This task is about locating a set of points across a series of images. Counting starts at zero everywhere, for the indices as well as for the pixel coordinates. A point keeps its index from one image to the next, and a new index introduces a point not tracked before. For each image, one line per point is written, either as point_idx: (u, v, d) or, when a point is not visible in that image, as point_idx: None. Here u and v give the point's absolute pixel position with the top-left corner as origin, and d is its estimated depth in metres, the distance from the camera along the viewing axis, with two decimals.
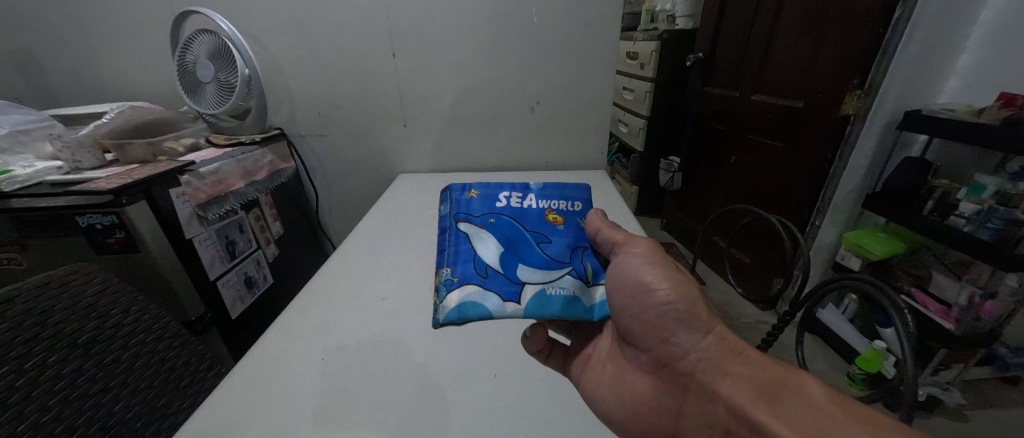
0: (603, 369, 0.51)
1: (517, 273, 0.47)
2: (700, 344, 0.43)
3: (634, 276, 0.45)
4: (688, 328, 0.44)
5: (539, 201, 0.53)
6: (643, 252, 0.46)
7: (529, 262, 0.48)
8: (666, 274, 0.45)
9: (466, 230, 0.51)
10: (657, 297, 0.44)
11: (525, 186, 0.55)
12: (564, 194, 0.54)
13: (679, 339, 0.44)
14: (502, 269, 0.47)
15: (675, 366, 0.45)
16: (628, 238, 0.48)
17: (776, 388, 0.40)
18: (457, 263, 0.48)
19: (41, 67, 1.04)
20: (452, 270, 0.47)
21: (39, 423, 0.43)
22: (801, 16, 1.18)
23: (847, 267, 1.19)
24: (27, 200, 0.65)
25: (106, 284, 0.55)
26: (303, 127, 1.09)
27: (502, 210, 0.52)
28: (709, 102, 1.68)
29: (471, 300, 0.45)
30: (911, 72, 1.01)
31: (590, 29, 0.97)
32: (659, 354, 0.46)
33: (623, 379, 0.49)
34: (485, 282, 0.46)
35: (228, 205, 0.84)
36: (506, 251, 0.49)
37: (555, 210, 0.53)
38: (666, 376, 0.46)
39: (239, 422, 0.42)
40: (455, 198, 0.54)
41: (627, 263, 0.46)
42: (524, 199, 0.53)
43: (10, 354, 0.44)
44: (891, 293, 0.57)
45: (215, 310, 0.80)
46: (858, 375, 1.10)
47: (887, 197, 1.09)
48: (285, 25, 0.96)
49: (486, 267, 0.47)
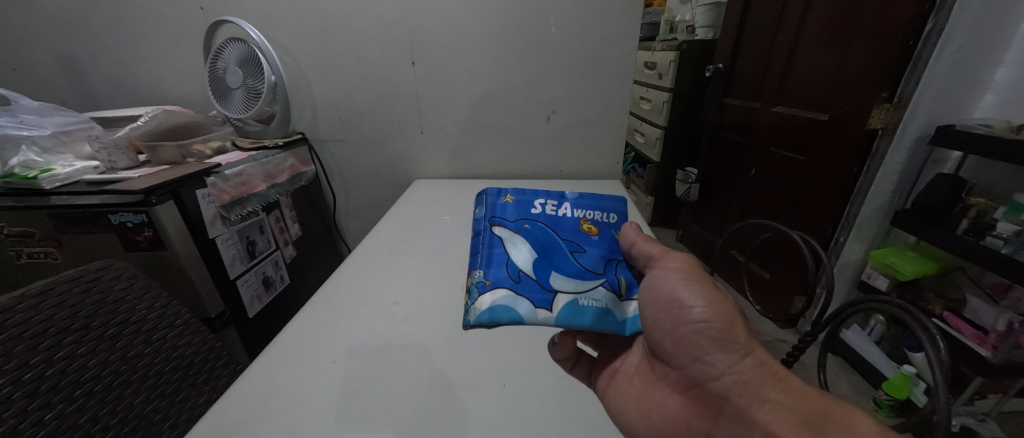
0: (630, 384, 0.49)
1: (549, 279, 0.47)
2: (737, 366, 0.41)
3: (669, 292, 0.44)
4: (724, 349, 0.42)
5: (573, 210, 0.53)
6: (677, 269, 0.45)
7: (562, 270, 0.48)
8: (704, 292, 0.43)
9: (500, 234, 0.52)
10: (691, 314, 0.43)
11: (561, 195, 0.55)
12: (601, 205, 0.54)
13: (712, 358, 0.42)
14: (535, 275, 0.48)
15: (707, 387, 0.43)
16: (664, 252, 0.46)
17: (821, 422, 0.36)
18: (490, 266, 0.49)
19: (84, 72, 1.10)
20: (486, 273, 0.49)
21: (65, 413, 0.45)
22: (826, 27, 1.15)
23: (874, 286, 1.15)
24: (66, 198, 0.69)
25: (133, 281, 0.57)
26: (324, 133, 1.13)
27: (539, 217, 0.53)
28: (728, 113, 1.66)
29: (502, 305, 0.46)
30: (944, 85, 0.97)
31: (608, 39, 0.97)
32: (690, 373, 0.44)
33: (652, 395, 0.48)
34: (517, 286, 0.47)
35: (250, 206, 0.86)
36: (538, 257, 0.49)
37: (590, 220, 0.53)
38: (697, 396, 0.44)
39: (251, 422, 0.43)
40: (491, 202, 0.55)
41: (663, 278, 0.45)
42: (559, 207, 0.54)
43: (42, 345, 0.46)
44: (918, 315, 0.53)
45: (233, 308, 0.83)
46: (885, 401, 1.06)
47: (917, 214, 1.04)
48: (311, 34, 1.00)
49: (519, 272, 0.48)
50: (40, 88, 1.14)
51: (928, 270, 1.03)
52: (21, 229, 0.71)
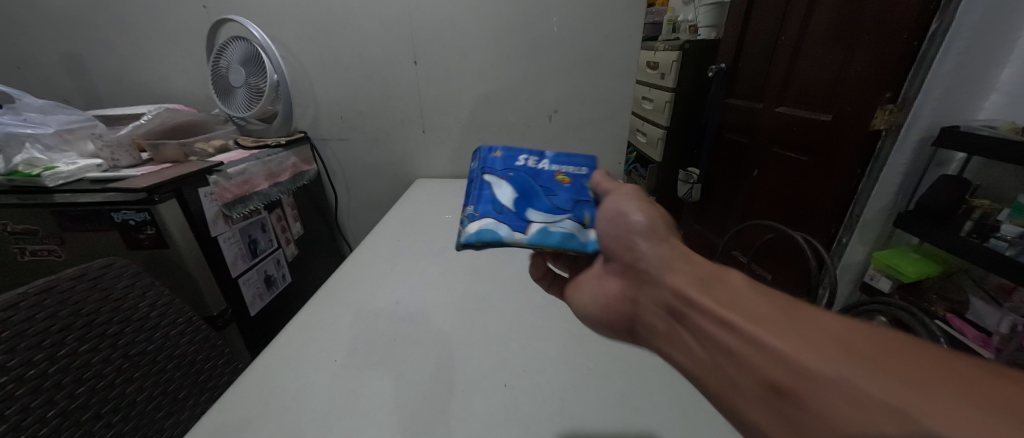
0: (586, 285, 0.47)
1: (524, 211, 0.46)
2: (664, 254, 0.39)
3: (613, 207, 0.44)
4: (654, 238, 0.40)
5: (551, 165, 0.55)
6: (631, 193, 0.45)
7: (539, 205, 0.48)
8: (642, 203, 0.43)
9: (488, 179, 0.51)
10: (629, 219, 0.42)
11: (540, 152, 0.57)
12: (574, 161, 0.56)
13: (644, 247, 0.40)
14: (514, 208, 0.46)
15: (639, 269, 0.40)
16: (616, 185, 0.47)
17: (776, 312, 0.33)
18: (478, 204, 0.47)
19: (88, 70, 1.10)
20: (475, 208, 0.47)
21: (68, 409, 0.44)
22: (830, 27, 1.15)
23: (877, 287, 1.14)
24: (69, 196, 0.69)
25: (135, 279, 0.57)
26: (326, 132, 1.13)
27: (518, 167, 0.53)
28: (730, 113, 1.65)
29: (488, 228, 0.43)
30: (948, 86, 0.97)
31: (611, 39, 0.96)
32: (623, 260, 0.42)
33: (599, 287, 0.45)
34: (500, 216, 0.45)
35: (252, 205, 0.86)
36: (516, 196, 0.49)
37: (565, 173, 0.54)
38: (629, 278, 0.41)
39: (252, 420, 0.43)
40: (482, 157, 0.55)
41: (611, 198, 0.45)
42: (539, 162, 0.55)
43: (45, 342, 0.45)
44: (922, 318, 0.53)
45: (235, 307, 0.83)
46: None
47: (921, 216, 1.04)
48: (313, 33, 1.00)
49: (502, 206, 0.47)
50: (44, 86, 1.14)
51: (932, 271, 1.03)
52: (24, 227, 0.71)
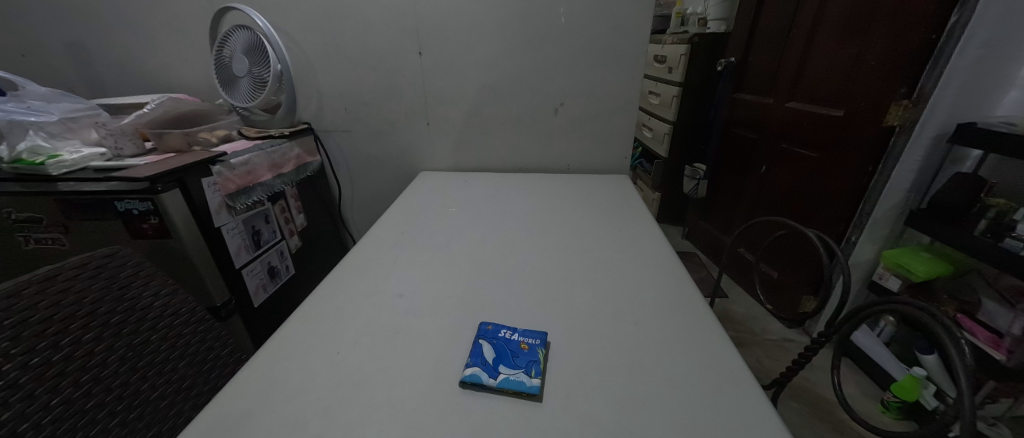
0: None
1: (496, 368, 0.46)
2: None
3: None
4: None
5: (521, 334, 0.51)
6: None
7: (510, 363, 0.46)
8: None
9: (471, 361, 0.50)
10: None
11: (514, 324, 0.53)
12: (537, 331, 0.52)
13: None
14: (492, 363, 0.47)
15: None
16: None
17: None
18: (470, 356, 0.48)
19: (92, 59, 1.10)
20: (468, 362, 0.47)
21: (72, 398, 0.44)
22: (845, 21, 1.13)
23: (885, 287, 1.12)
24: (72, 184, 0.69)
25: (138, 268, 0.55)
26: (330, 123, 1.12)
27: (497, 341, 0.50)
28: (739, 108, 1.63)
29: (472, 377, 0.45)
30: (965, 82, 0.94)
31: (618, 30, 0.95)
32: None
33: None
34: (486, 366, 0.46)
35: (255, 196, 0.86)
36: (491, 361, 0.47)
37: (531, 340, 0.50)
38: None
39: (256, 411, 0.43)
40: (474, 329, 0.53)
41: None
42: (512, 332, 0.51)
43: (48, 331, 0.44)
44: (941, 314, 0.47)
45: (238, 298, 0.83)
46: (893, 403, 1.06)
47: (934, 214, 1.02)
48: (317, 23, 0.99)
49: (485, 362, 0.47)
50: (47, 75, 1.14)
51: (942, 271, 1.01)
52: (29, 215, 0.71)
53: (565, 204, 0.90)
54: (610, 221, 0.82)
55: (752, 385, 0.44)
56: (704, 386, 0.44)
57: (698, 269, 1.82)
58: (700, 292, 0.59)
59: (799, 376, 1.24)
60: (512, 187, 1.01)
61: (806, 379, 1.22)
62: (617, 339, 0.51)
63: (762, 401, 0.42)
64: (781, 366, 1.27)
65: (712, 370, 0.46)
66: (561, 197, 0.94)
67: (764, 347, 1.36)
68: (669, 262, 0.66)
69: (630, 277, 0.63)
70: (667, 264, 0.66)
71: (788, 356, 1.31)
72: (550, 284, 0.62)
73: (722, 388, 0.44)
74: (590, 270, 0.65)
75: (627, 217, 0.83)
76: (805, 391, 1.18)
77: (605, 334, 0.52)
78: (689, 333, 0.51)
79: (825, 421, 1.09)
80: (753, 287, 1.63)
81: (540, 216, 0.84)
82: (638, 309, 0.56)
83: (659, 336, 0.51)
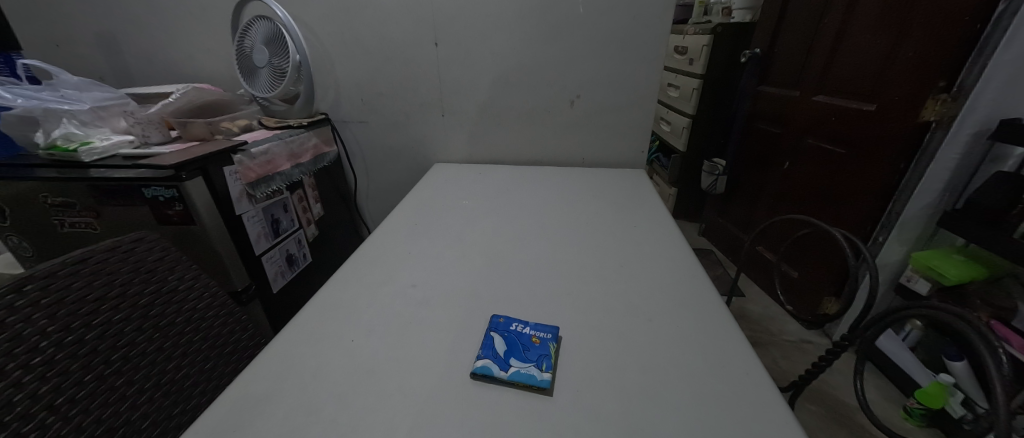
0: None
1: (506, 361, 0.46)
2: None
3: None
4: None
5: (531, 328, 0.51)
6: None
7: (521, 356, 0.46)
8: None
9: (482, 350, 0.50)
10: None
11: (525, 318, 0.53)
12: (546, 328, 0.51)
13: None
14: (503, 355, 0.47)
15: None
16: None
17: None
18: (483, 348, 0.48)
19: (120, 50, 1.13)
20: (480, 354, 0.47)
21: (104, 374, 0.46)
22: (881, 9, 1.07)
23: (914, 290, 1.08)
24: (104, 171, 0.72)
25: (165, 253, 0.57)
26: (346, 114, 1.13)
27: (508, 334, 0.50)
28: (763, 102, 1.58)
29: (483, 368, 0.45)
30: (1012, 74, 0.89)
31: (639, 20, 0.92)
32: None
33: None
34: (496, 358, 0.46)
35: (275, 185, 0.88)
36: (502, 354, 0.47)
37: (540, 336, 0.50)
38: None
39: (273, 394, 0.44)
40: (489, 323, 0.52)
41: None
42: (523, 326, 0.51)
43: (81, 310, 0.46)
44: (976, 318, 0.44)
45: (258, 284, 0.86)
46: (916, 409, 1.03)
47: (970, 215, 0.97)
48: (336, 14, 1.00)
49: (495, 355, 0.47)
50: (80, 64, 1.18)
51: (975, 276, 0.97)
52: (63, 200, 0.74)
53: (580, 198, 0.89)
54: (623, 216, 0.80)
55: (768, 385, 0.43)
56: (718, 386, 0.43)
57: (714, 267, 1.79)
58: (716, 291, 0.57)
59: (818, 378, 1.21)
60: (527, 179, 1.01)
61: (825, 382, 1.19)
62: (630, 335, 0.50)
63: (780, 403, 0.41)
64: (798, 368, 1.24)
65: (726, 370, 0.45)
66: (575, 190, 0.93)
67: (782, 347, 1.33)
68: (684, 259, 0.65)
69: (644, 274, 0.62)
70: (683, 261, 0.65)
71: (807, 358, 1.28)
72: (561, 278, 0.62)
73: (739, 389, 0.43)
74: (602, 266, 0.64)
75: (641, 212, 0.82)
76: (824, 394, 1.15)
77: (617, 329, 0.51)
78: (704, 331, 0.50)
79: (844, 426, 1.06)
80: (773, 286, 1.58)
81: (552, 209, 0.84)
82: (651, 306, 0.55)
83: (672, 335, 0.50)
